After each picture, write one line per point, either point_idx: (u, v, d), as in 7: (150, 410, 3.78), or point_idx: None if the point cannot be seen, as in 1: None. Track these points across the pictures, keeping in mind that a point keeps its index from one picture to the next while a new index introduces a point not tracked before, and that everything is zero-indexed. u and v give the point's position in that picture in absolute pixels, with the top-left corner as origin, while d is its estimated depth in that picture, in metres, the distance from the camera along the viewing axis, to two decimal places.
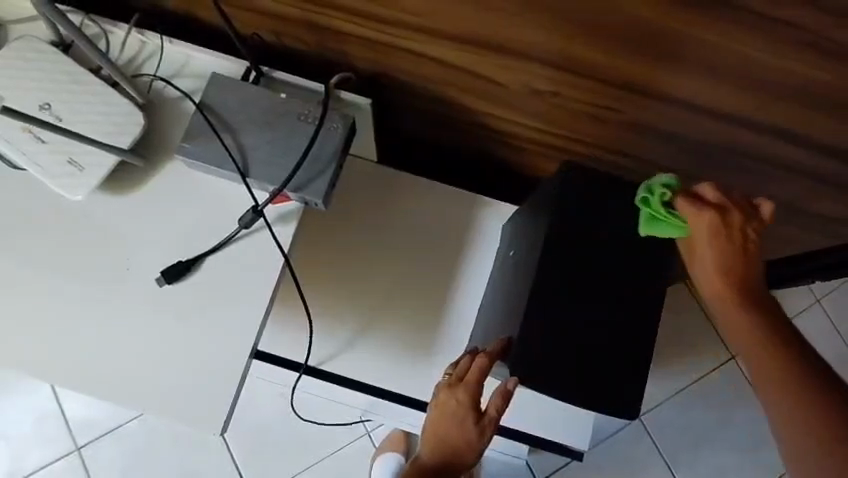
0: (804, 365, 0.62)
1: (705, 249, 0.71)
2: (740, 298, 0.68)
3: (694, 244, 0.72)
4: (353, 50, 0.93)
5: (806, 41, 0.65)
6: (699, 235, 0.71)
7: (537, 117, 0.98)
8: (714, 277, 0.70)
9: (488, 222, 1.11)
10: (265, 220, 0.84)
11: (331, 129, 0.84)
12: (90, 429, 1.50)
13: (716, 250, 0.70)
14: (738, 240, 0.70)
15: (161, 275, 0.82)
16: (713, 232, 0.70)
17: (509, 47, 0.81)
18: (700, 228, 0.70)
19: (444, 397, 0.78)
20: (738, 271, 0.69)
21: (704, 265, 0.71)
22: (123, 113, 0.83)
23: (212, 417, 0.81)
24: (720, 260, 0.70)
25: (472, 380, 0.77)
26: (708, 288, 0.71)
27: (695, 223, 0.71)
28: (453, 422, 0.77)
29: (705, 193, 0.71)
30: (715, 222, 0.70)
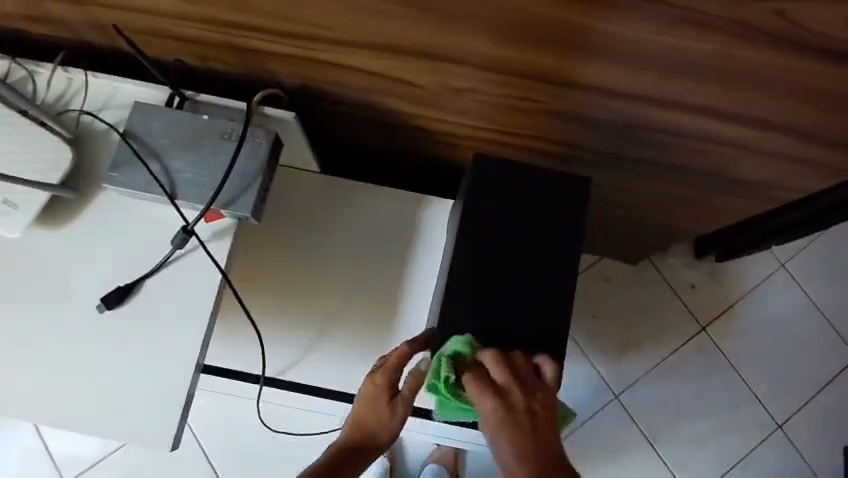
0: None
1: (505, 446, 0.72)
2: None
3: (485, 430, 0.74)
4: (274, 66, 0.96)
5: (683, 19, 0.67)
6: (494, 430, 0.72)
7: (462, 113, 1.01)
8: (500, 405, 0.73)
9: (430, 220, 1.14)
10: (198, 239, 0.86)
11: (253, 144, 0.87)
12: (76, 462, 1.52)
13: (518, 449, 0.71)
14: (522, 416, 0.73)
15: (101, 302, 0.84)
16: (498, 419, 0.72)
17: (415, 49, 0.84)
18: (488, 424, 0.73)
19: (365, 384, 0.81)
20: (527, 441, 0.71)
21: (504, 453, 0.72)
22: (51, 150, 0.86)
23: (163, 435, 0.84)
24: (514, 451, 0.71)
25: (391, 366, 0.80)
26: (507, 414, 0.73)
27: (486, 413, 0.73)
28: (373, 407, 0.80)
29: (493, 374, 0.76)
30: (500, 403, 0.73)
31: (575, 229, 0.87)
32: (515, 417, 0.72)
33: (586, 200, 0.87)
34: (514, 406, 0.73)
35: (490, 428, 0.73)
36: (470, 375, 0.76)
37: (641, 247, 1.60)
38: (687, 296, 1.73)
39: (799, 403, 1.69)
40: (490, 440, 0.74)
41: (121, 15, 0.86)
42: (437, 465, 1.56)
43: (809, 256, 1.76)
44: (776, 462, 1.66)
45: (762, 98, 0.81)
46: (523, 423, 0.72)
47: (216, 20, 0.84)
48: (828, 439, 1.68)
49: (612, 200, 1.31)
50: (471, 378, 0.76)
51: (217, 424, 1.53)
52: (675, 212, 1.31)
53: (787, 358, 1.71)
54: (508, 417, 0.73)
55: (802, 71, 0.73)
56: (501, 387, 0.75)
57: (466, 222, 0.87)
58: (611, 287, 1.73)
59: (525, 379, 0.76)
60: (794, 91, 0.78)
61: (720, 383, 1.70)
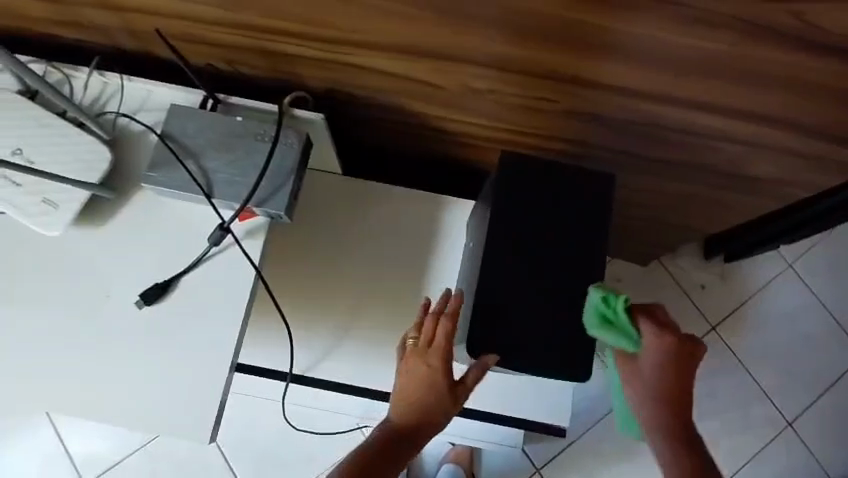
0: (680, 438, 0.84)
1: (649, 393, 0.84)
2: (670, 432, 0.84)
3: (633, 361, 0.86)
4: (301, 70, 0.98)
5: (710, 21, 0.70)
6: (646, 377, 0.84)
7: (481, 115, 1.03)
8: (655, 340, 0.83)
9: (451, 220, 1.16)
10: (233, 236, 0.89)
11: (287, 145, 0.89)
12: (96, 464, 1.54)
13: (658, 397, 0.84)
14: (677, 361, 0.83)
15: (140, 298, 0.87)
16: (656, 346, 0.83)
17: (441, 53, 0.87)
18: (638, 367, 0.85)
19: (413, 362, 0.83)
20: (674, 398, 0.84)
21: (641, 392, 0.85)
22: (91, 150, 0.89)
23: (200, 427, 0.85)
24: (656, 384, 0.84)
25: (440, 343, 0.82)
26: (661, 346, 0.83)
27: (646, 341, 0.83)
28: (429, 387, 0.82)
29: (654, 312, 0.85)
30: (655, 356, 0.83)
31: (599, 225, 0.90)
32: (665, 373, 0.83)
33: (608, 197, 0.90)
34: (658, 359, 0.83)
35: (636, 374, 0.85)
36: (645, 320, 0.84)
37: (653, 248, 1.62)
38: (696, 296, 1.76)
39: (809, 401, 1.71)
40: (625, 374, 0.86)
41: (157, 20, 0.89)
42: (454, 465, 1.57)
43: (815, 256, 1.79)
44: (787, 459, 1.68)
45: (776, 96, 0.84)
46: (677, 380, 0.84)
47: (249, 25, 0.87)
48: (838, 436, 1.70)
49: (625, 200, 1.34)
50: (641, 328, 0.84)
51: (235, 424, 1.55)
52: (688, 212, 1.34)
53: (795, 356, 1.74)
54: (673, 373, 0.83)
55: (815, 70, 0.76)
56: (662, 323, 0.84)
57: (494, 219, 0.89)
58: (623, 288, 1.75)
59: (683, 340, 0.83)
60: (805, 90, 0.81)
61: (730, 382, 1.72)
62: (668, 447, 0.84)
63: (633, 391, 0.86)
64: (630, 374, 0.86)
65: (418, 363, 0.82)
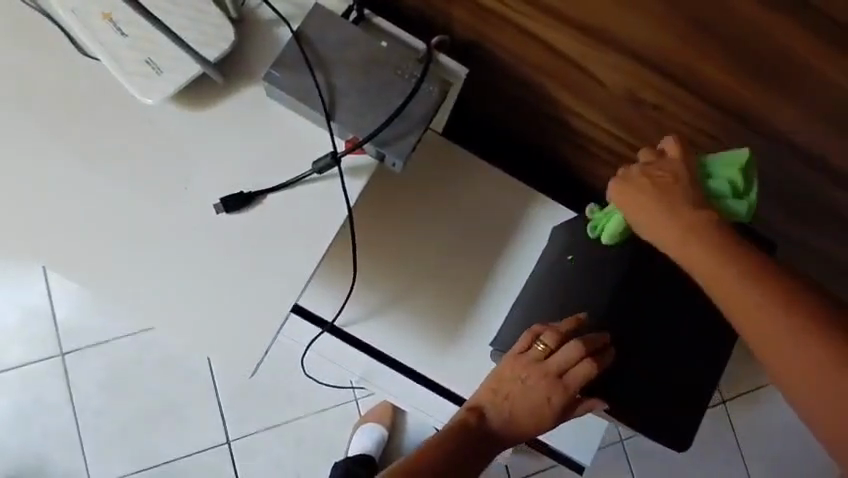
0: (719, 244, 0.60)
1: (657, 215, 0.66)
2: (700, 238, 0.61)
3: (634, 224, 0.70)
4: (457, 12, 0.88)
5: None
6: (644, 197, 0.68)
7: (624, 126, 0.94)
8: (621, 196, 0.70)
9: (541, 222, 1.09)
10: (339, 169, 0.80)
11: (426, 91, 0.80)
12: (80, 336, 1.45)
13: (668, 210, 0.65)
14: (652, 188, 0.68)
15: (221, 203, 0.78)
16: (628, 199, 0.69)
17: (629, 46, 0.77)
18: (634, 197, 0.69)
19: (536, 385, 0.76)
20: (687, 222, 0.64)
21: (651, 224, 0.66)
22: (214, 23, 0.78)
23: (243, 358, 0.78)
24: (652, 219, 0.66)
25: (573, 384, 0.76)
26: (627, 196, 0.69)
27: (620, 201, 0.70)
28: (539, 416, 0.77)
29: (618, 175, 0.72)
30: (647, 186, 0.68)
31: None
32: (646, 206, 0.67)
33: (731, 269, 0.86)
34: (661, 186, 0.68)
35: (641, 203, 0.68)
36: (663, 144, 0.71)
37: None
38: None
39: None
40: (630, 218, 0.70)
41: None
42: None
43: None
44: None
45: None
46: (688, 203, 0.66)
47: None
48: None
49: None
50: (630, 165, 0.71)
51: None
52: None
53: None
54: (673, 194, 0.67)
55: None
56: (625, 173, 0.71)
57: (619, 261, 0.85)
58: None
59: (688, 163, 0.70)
60: None
61: None
62: (715, 249, 0.59)
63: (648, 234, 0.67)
64: (634, 213, 0.69)
65: (540, 382, 0.76)
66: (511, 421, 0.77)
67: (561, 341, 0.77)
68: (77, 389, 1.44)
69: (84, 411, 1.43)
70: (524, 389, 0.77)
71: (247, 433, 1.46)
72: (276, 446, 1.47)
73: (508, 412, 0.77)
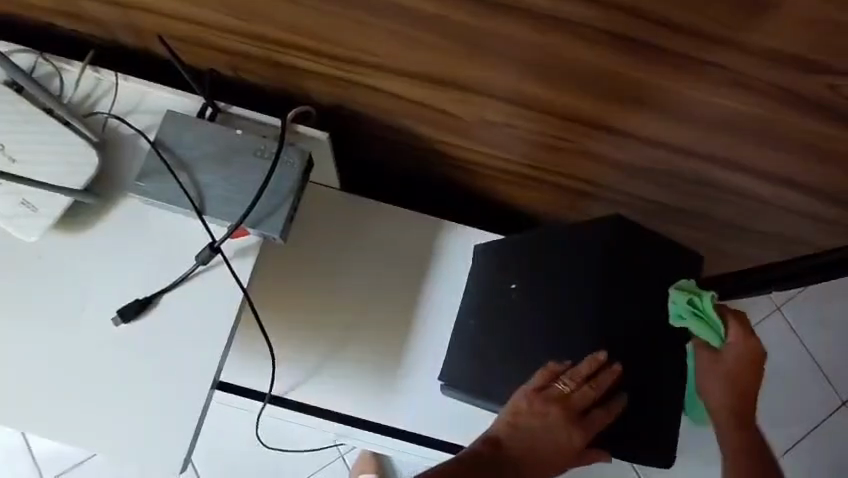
0: (750, 435, 0.89)
1: (727, 393, 0.87)
2: (741, 426, 0.88)
3: (716, 375, 0.87)
4: (309, 83, 0.94)
5: (748, 83, 0.69)
6: (723, 373, 0.87)
7: (492, 145, 0.99)
8: (736, 355, 0.85)
9: (451, 247, 1.11)
10: (222, 255, 0.84)
11: (288, 163, 0.86)
12: (56, 463, 1.43)
13: (735, 395, 0.87)
14: (750, 366, 0.86)
15: (117, 315, 0.82)
16: (741, 360, 0.85)
17: (459, 83, 0.83)
18: (735, 364, 0.86)
19: (557, 414, 0.82)
20: (742, 405, 0.88)
21: (733, 389, 0.87)
22: (77, 152, 0.84)
23: (171, 456, 0.80)
24: (733, 386, 0.86)
25: (594, 419, 0.84)
26: (736, 356, 0.85)
27: (735, 353, 0.85)
28: (562, 449, 0.81)
29: (736, 327, 0.85)
30: (746, 360, 0.85)
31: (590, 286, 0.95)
32: (744, 373, 0.86)
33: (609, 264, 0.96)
34: (751, 371, 0.86)
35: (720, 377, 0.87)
36: (728, 317, 0.86)
37: None
38: None
39: (789, 445, 1.57)
40: (701, 378, 0.88)
41: (166, 23, 0.85)
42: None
43: (806, 301, 1.65)
44: None
45: (794, 159, 0.83)
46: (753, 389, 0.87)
47: (262, 36, 0.84)
48: None
49: None
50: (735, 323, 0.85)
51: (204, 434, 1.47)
52: None
53: (783, 401, 1.59)
54: (742, 379, 0.86)
55: (834, 138, 0.75)
56: (752, 333, 0.85)
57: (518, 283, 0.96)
58: None
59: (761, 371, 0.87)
60: (824, 157, 0.80)
61: None
62: (742, 428, 0.88)
63: (713, 387, 0.87)
64: (709, 377, 0.87)
65: (557, 416, 0.81)
66: (531, 451, 0.79)
67: (581, 381, 0.85)
68: None
69: None
70: (546, 418, 0.81)
71: None
72: None
73: (532, 442, 0.79)
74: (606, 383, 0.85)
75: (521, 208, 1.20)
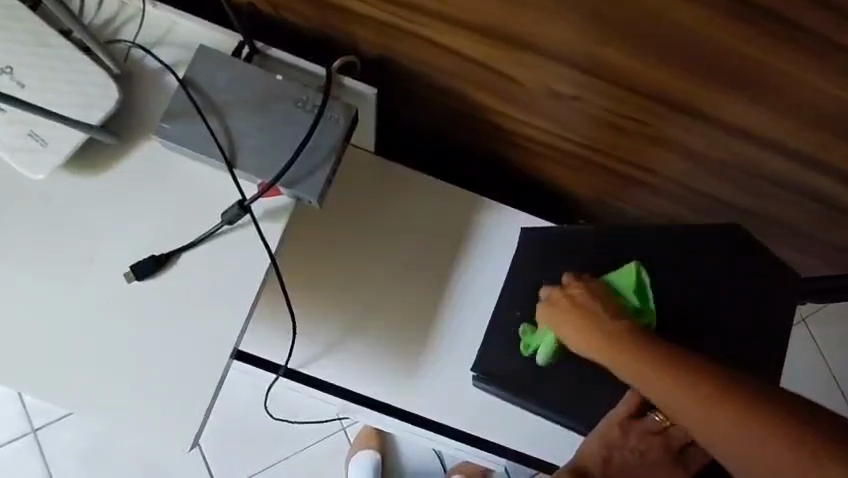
0: (655, 363, 0.64)
1: (591, 337, 0.74)
2: (634, 365, 0.67)
3: (564, 337, 0.79)
4: (357, 30, 0.84)
5: None
6: (567, 326, 0.78)
7: (551, 119, 0.90)
8: (553, 320, 0.81)
9: (491, 227, 1.02)
10: (251, 215, 0.75)
11: (332, 119, 0.76)
12: (46, 412, 1.36)
13: (594, 344, 0.74)
14: (575, 310, 0.78)
15: (131, 271, 0.73)
16: (564, 312, 0.79)
17: (533, 43, 0.73)
18: (561, 319, 0.79)
19: (653, 446, 0.80)
20: (617, 350, 0.70)
21: (582, 343, 0.76)
22: (95, 82, 0.74)
23: (182, 429, 0.72)
24: (574, 339, 0.77)
25: (695, 453, 0.81)
26: (555, 320, 0.80)
27: (556, 300, 0.81)
28: None
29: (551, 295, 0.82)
30: (572, 309, 0.79)
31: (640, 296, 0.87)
32: (589, 305, 0.78)
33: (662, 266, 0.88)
34: (582, 311, 0.77)
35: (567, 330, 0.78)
36: (564, 280, 0.83)
37: None
38: None
39: None
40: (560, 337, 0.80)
41: None
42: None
43: (830, 315, 1.58)
44: None
45: None
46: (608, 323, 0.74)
47: None
48: None
49: None
50: (552, 293, 0.82)
51: None
52: None
53: None
54: (592, 316, 0.76)
55: None
56: (565, 288, 0.81)
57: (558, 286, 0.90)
58: None
59: (592, 295, 0.79)
60: None
61: None
62: (630, 366, 0.67)
63: (571, 336, 0.77)
64: (565, 335, 0.79)
65: (654, 450, 0.80)
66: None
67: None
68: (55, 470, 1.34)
69: None
70: (641, 450, 0.80)
71: None
72: None
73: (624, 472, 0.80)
74: None
75: (566, 193, 1.11)
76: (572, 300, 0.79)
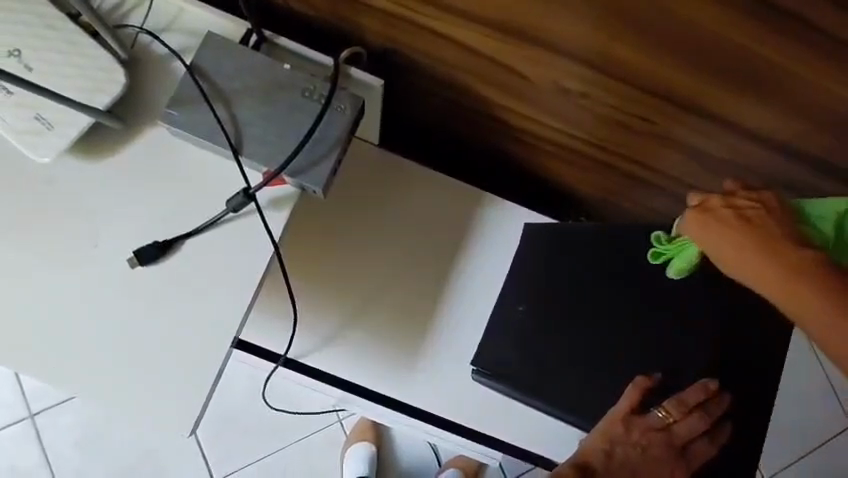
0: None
1: (756, 257, 0.62)
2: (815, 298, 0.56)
3: (715, 249, 0.66)
4: (365, 21, 0.84)
5: None
6: (726, 240, 0.65)
7: (557, 116, 0.90)
8: (704, 229, 0.68)
9: (493, 223, 1.03)
10: (255, 204, 0.76)
11: (338, 109, 0.76)
12: (45, 397, 1.36)
13: (762, 265, 0.61)
14: (751, 225, 0.65)
15: (134, 256, 0.73)
16: (728, 225, 0.66)
17: (543, 38, 0.73)
18: (720, 235, 0.66)
19: (655, 443, 0.80)
20: (796, 278, 0.58)
21: (745, 264, 0.63)
22: (102, 67, 0.74)
23: (182, 415, 0.73)
24: (739, 251, 0.64)
25: (696, 451, 0.81)
26: (706, 228, 0.67)
27: (717, 209, 0.67)
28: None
29: (710, 203, 0.68)
30: (738, 225, 0.65)
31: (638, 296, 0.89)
32: (767, 225, 0.64)
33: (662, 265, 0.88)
34: (752, 223, 0.65)
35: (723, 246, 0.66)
36: (693, 199, 0.71)
37: None
38: None
39: None
40: (707, 251, 0.68)
41: None
42: (458, 473, 1.40)
43: None
44: None
45: None
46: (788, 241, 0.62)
47: None
48: None
49: None
50: (708, 197, 0.69)
51: None
52: None
53: None
54: (773, 236, 0.63)
55: None
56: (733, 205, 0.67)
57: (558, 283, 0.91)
58: None
59: (779, 213, 0.66)
60: None
61: None
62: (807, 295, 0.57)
63: (732, 258, 0.64)
64: (717, 250, 0.66)
65: (657, 447, 0.80)
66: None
67: (686, 411, 0.81)
68: (52, 455, 1.35)
69: (62, 474, 1.34)
70: (644, 447, 0.80)
71: (230, 472, 1.38)
72: None
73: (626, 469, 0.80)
74: (713, 416, 0.81)
75: (569, 190, 1.11)
76: (743, 216, 0.66)
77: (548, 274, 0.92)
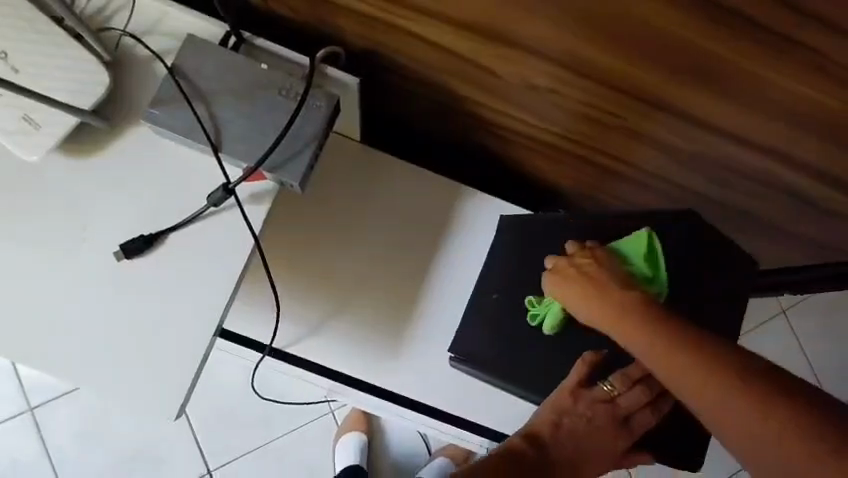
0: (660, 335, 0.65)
1: (596, 304, 0.75)
2: (638, 332, 0.68)
3: (573, 305, 0.80)
4: (341, 21, 0.87)
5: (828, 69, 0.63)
6: (574, 295, 0.79)
7: (529, 111, 0.93)
8: (561, 288, 0.81)
9: (471, 215, 1.06)
10: (235, 198, 0.79)
11: (313, 107, 0.79)
12: (45, 389, 1.40)
13: (600, 313, 0.74)
14: (587, 278, 0.79)
15: (120, 249, 0.77)
16: (571, 282, 0.80)
17: (509, 37, 0.76)
18: (570, 293, 0.80)
19: (598, 413, 0.85)
20: (623, 315, 0.71)
21: (592, 313, 0.76)
22: (87, 69, 0.77)
23: (168, 400, 0.76)
24: (583, 304, 0.77)
25: (643, 420, 0.84)
26: (561, 289, 0.81)
27: (566, 266, 0.82)
28: (602, 446, 0.85)
29: (558, 263, 0.83)
30: (583, 279, 0.79)
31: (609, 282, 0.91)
32: (600, 276, 0.78)
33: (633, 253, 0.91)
34: (588, 276, 0.79)
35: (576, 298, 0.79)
36: (551, 262, 0.86)
37: None
38: None
39: None
40: (567, 306, 0.81)
41: None
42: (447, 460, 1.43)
43: (812, 305, 1.61)
44: None
45: None
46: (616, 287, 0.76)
47: None
48: None
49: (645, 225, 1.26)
50: (559, 261, 0.84)
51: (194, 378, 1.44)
52: None
53: None
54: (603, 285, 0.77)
55: None
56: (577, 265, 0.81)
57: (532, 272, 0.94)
58: None
59: (608, 266, 0.80)
60: None
61: None
62: (633, 328, 0.68)
63: (582, 309, 0.78)
64: (574, 302, 0.79)
65: (601, 417, 0.85)
66: (569, 445, 0.86)
67: (630, 384, 0.83)
68: (52, 446, 1.39)
69: (62, 464, 1.38)
70: (587, 417, 0.85)
71: (225, 461, 1.42)
72: (258, 471, 1.43)
73: (571, 437, 0.86)
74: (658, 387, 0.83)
75: (547, 182, 1.15)
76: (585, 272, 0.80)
77: (522, 262, 0.95)
